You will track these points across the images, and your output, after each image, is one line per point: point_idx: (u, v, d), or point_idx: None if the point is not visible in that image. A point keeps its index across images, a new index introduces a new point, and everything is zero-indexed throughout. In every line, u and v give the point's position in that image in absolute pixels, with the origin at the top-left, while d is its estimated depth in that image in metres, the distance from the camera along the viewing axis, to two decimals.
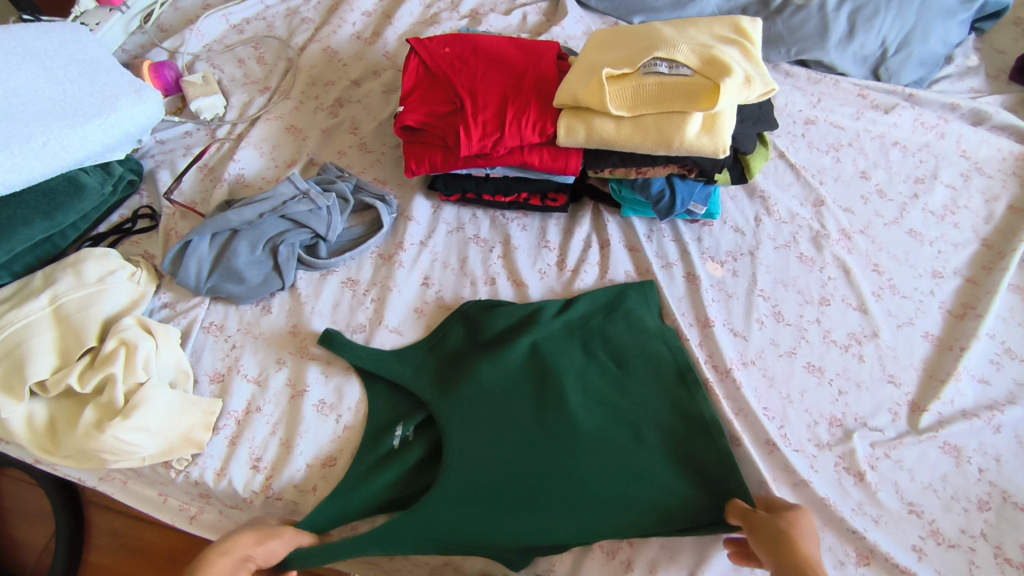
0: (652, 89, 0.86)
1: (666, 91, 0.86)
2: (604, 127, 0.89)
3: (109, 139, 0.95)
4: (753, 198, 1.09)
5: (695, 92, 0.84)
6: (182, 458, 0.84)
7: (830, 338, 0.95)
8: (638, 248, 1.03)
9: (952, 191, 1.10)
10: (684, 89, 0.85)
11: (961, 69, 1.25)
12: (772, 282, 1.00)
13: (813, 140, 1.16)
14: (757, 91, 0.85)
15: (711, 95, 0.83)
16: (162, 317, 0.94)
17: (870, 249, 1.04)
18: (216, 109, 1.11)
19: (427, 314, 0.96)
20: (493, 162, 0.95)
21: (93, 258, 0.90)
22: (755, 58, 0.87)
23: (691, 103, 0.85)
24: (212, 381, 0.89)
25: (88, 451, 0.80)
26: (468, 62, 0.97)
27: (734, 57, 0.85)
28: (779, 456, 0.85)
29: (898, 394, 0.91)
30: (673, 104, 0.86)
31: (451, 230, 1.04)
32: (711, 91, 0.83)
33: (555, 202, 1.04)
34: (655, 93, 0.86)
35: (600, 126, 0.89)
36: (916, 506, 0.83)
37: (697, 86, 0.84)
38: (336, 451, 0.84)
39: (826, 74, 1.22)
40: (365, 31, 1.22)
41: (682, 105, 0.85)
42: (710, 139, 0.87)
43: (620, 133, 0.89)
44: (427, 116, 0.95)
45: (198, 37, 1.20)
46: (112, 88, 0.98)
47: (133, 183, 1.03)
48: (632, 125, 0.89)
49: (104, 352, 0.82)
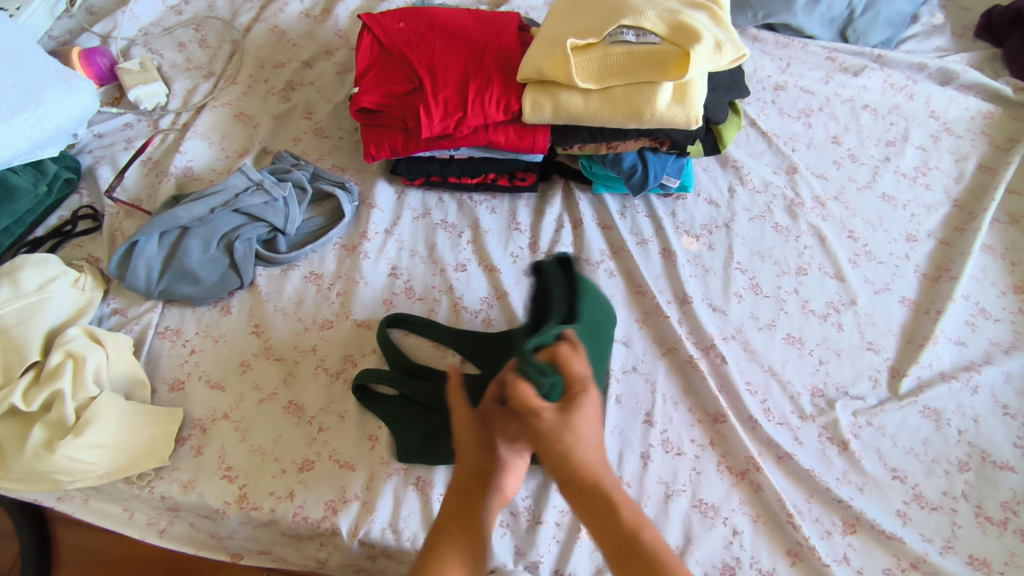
0: (620, 58, 0.82)
1: (633, 61, 0.82)
2: (571, 101, 0.85)
3: (38, 135, 0.89)
4: (726, 168, 1.06)
5: (664, 60, 0.81)
6: (145, 473, 0.78)
7: (808, 309, 0.94)
8: (611, 226, 1.00)
9: (923, 152, 1.09)
10: (654, 57, 0.81)
11: (928, 27, 1.23)
12: (748, 254, 0.98)
13: (784, 107, 1.13)
14: (728, 57, 0.82)
15: (683, 64, 0.80)
16: (112, 325, 0.87)
17: (844, 215, 1.03)
18: (157, 97, 1.03)
19: (396, 305, 0.91)
20: (457, 143, 0.91)
21: (30, 265, 0.83)
22: (726, 24, 0.83)
23: (661, 72, 0.81)
24: (172, 389, 0.84)
25: (38, 473, 0.74)
26: (424, 37, 0.92)
27: (704, 22, 0.81)
28: (762, 432, 0.85)
29: (878, 360, 0.91)
30: (642, 73, 0.82)
31: (417, 216, 0.99)
32: (683, 59, 0.79)
33: (524, 181, 1.01)
34: (623, 63, 0.83)
35: (568, 100, 0.85)
36: (900, 471, 0.83)
37: (665, 54, 0.80)
38: (314, 454, 0.81)
39: (794, 38, 1.19)
40: (314, 8, 1.15)
41: (653, 74, 0.82)
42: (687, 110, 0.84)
43: (589, 107, 0.86)
44: (384, 97, 0.89)
45: (131, 20, 1.11)
46: (39, 78, 0.91)
47: (71, 181, 0.96)
48: (601, 98, 0.85)
49: (49, 366, 0.77)
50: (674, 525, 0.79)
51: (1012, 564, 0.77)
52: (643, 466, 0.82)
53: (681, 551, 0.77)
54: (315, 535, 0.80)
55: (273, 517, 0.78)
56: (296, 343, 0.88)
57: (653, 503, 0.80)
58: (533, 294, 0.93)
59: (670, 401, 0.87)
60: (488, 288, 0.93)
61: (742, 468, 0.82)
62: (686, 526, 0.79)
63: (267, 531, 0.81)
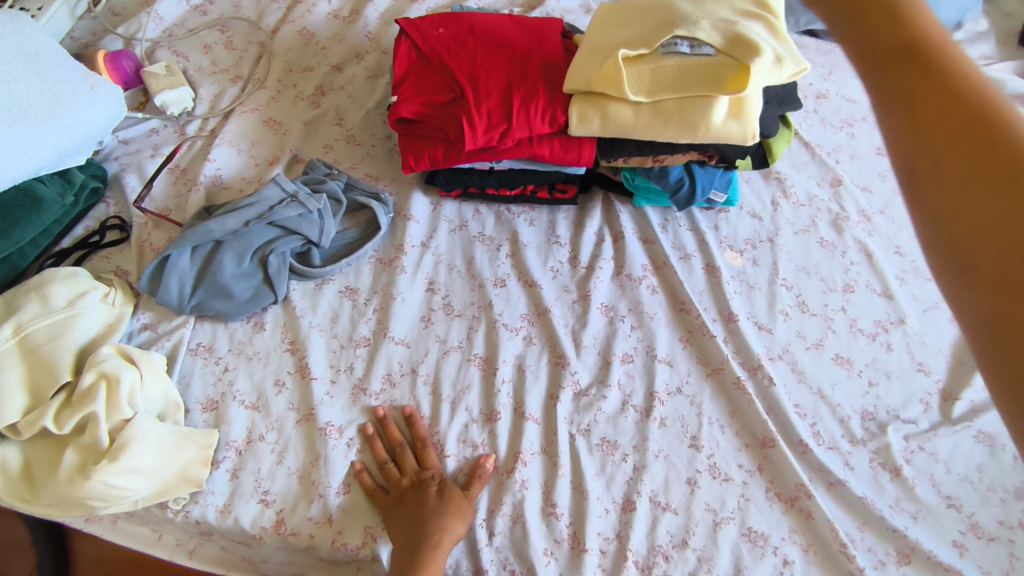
0: (672, 71, 0.79)
1: (687, 75, 0.78)
2: (621, 114, 0.82)
3: (66, 144, 0.86)
4: (768, 181, 1.03)
5: (719, 76, 0.77)
6: (180, 498, 0.76)
7: (856, 328, 0.92)
8: (653, 240, 0.97)
9: None
10: (709, 71, 0.77)
11: (973, 34, 1.19)
12: (794, 270, 0.96)
13: (826, 116, 1.10)
14: (789, 70, 0.77)
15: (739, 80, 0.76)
16: (143, 341, 0.84)
17: (890, 230, 1.00)
18: (184, 102, 1.00)
19: (434, 322, 0.88)
20: (499, 156, 0.88)
21: (60, 279, 0.80)
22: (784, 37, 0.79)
23: (718, 88, 0.77)
24: (206, 409, 0.81)
25: (73, 499, 0.72)
26: (465, 44, 0.88)
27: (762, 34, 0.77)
28: (812, 457, 0.82)
29: (929, 382, 0.88)
30: (697, 88, 0.78)
31: (453, 228, 0.96)
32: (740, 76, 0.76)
33: (564, 193, 0.98)
34: (675, 76, 0.79)
35: (616, 112, 0.82)
36: (955, 499, 0.81)
37: (722, 69, 0.76)
38: (351, 476, 0.78)
39: (836, 44, 1.16)
40: (343, 9, 1.11)
41: (707, 89, 0.78)
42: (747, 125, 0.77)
43: (639, 121, 0.83)
44: (424, 107, 0.86)
45: (156, 21, 1.08)
46: (65, 84, 0.87)
47: (97, 191, 0.92)
48: (652, 111, 0.82)
49: (82, 388, 0.74)
50: (722, 554, 0.76)
51: None
52: (690, 492, 0.79)
53: None
54: (353, 560, 0.78)
55: (312, 543, 0.76)
56: (333, 361, 0.85)
57: (701, 530, 0.77)
58: (574, 311, 0.90)
59: (716, 425, 0.84)
60: (528, 305, 0.90)
61: (791, 495, 0.80)
62: (736, 555, 0.76)
63: (304, 555, 0.79)
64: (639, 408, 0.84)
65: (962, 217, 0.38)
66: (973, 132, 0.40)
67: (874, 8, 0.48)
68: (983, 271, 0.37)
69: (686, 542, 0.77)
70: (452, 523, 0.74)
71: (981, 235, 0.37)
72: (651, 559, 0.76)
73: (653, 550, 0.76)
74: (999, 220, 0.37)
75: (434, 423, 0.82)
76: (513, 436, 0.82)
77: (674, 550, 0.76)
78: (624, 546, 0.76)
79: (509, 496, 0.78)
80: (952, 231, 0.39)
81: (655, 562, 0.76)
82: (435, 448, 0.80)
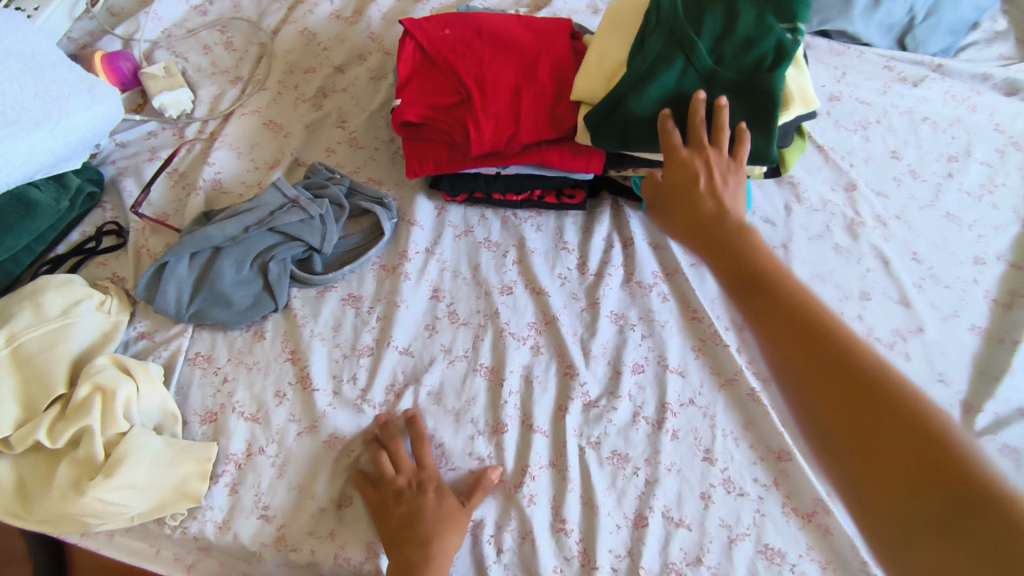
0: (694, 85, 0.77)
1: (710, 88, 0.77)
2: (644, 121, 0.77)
3: (61, 147, 0.83)
4: (781, 185, 1.01)
5: (744, 90, 0.76)
6: (177, 513, 0.74)
7: (873, 337, 0.89)
8: (663, 246, 0.94)
9: (988, 169, 1.04)
10: (735, 84, 0.76)
11: (989, 34, 1.16)
12: (809, 277, 0.93)
13: (839, 119, 1.08)
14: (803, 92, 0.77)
15: (768, 98, 0.74)
16: (140, 350, 0.82)
17: (906, 236, 0.98)
18: (183, 104, 0.98)
19: (439, 331, 0.86)
20: (506, 160, 0.86)
21: (54, 287, 0.78)
22: (800, 68, 0.80)
23: (744, 101, 0.76)
24: (204, 421, 0.79)
25: (66, 515, 0.69)
26: (472, 46, 0.86)
27: (790, 55, 0.76)
28: None
29: (949, 393, 0.86)
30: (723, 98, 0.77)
31: (459, 234, 0.94)
32: (770, 93, 0.74)
33: (572, 199, 0.96)
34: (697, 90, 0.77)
35: (635, 110, 0.77)
36: None
37: (747, 83, 0.75)
38: (354, 491, 0.76)
39: (849, 45, 1.14)
40: (345, 9, 1.09)
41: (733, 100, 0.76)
42: (767, 144, 0.75)
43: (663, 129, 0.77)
44: (430, 110, 0.84)
45: (154, 21, 1.05)
46: (60, 86, 0.85)
47: (93, 195, 0.90)
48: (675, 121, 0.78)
49: (75, 400, 0.72)
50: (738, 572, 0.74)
51: None
52: (704, 507, 0.77)
53: None
54: None
55: (314, 560, 0.73)
56: (335, 371, 0.82)
57: (716, 547, 0.75)
58: (583, 319, 0.88)
59: (731, 437, 0.82)
60: (536, 313, 0.88)
61: (808, 510, 0.77)
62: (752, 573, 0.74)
63: None
64: (651, 420, 0.82)
65: (886, 491, 0.46)
66: (873, 403, 0.48)
67: (719, 248, 0.66)
68: (879, 490, 0.46)
69: (700, 559, 0.74)
70: (449, 532, 0.71)
71: (872, 448, 0.47)
72: None
73: (667, 568, 0.74)
74: (964, 497, 0.43)
75: (440, 435, 0.79)
76: (521, 450, 0.79)
77: (688, 567, 0.74)
78: (637, 564, 0.74)
79: (517, 512, 0.76)
80: (855, 455, 0.48)
81: None
82: (441, 462, 0.78)
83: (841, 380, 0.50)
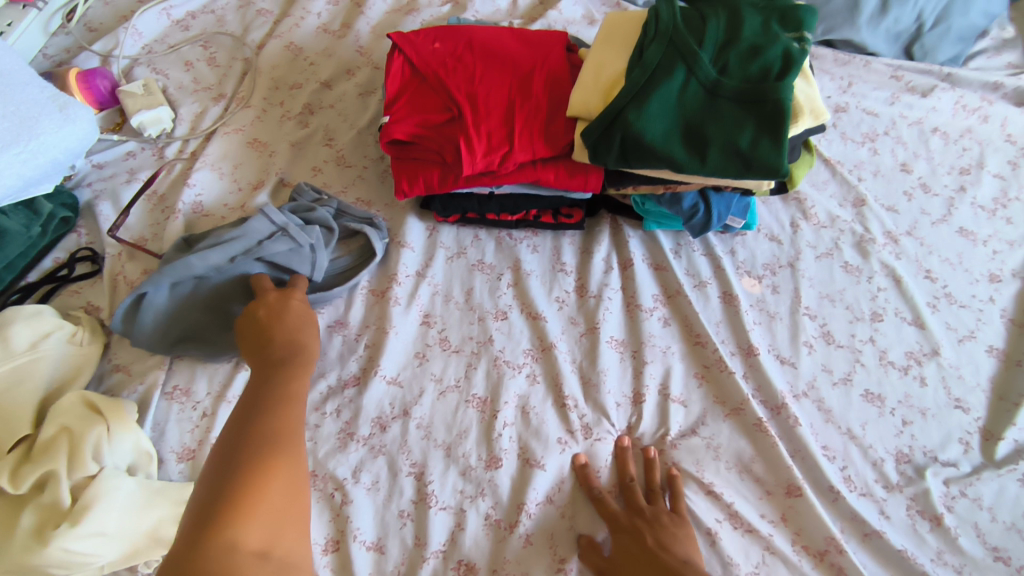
0: (699, 96, 0.73)
1: (716, 100, 0.72)
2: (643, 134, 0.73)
3: (31, 171, 0.80)
4: (787, 201, 0.97)
5: (753, 101, 0.71)
6: (151, 561, 0.69)
7: (886, 360, 0.85)
8: (665, 267, 0.90)
9: (1001, 181, 1.00)
10: (742, 95, 0.71)
11: (999, 41, 1.13)
12: (817, 298, 0.89)
13: (846, 131, 1.04)
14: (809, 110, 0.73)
15: (778, 109, 0.70)
16: (114, 384, 0.78)
17: (919, 253, 0.94)
18: (162, 123, 0.94)
19: (430, 359, 0.82)
20: (499, 180, 0.82)
21: (22, 319, 0.74)
22: (808, 78, 0.75)
23: (752, 115, 0.71)
24: (181, 459, 0.74)
25: (25, 571, 0.63)
26: (463, 60, 0.82)
27: (798, 63, 0.72)
28: (845, 505, 0.75)
29: (968, 420, 0.82)
30: (728, 110, 0.72)
31: (451, 256, 0.89)
32: (778, 103, 0.70)
33: (569, 218, 0.91)
34: (703, 101, 0.73)
35: (636, 121, 0.72)
36: (1002, 551, 0.74)
37: (754, 95, 0.71)
38: (340, 533, 0.72)
39: (854, 54, 1.10)
40: (333, 23, 1.06)
41: (740, 112, 0.72)
42: (776, 158, 0.71)
43: (664, 144, 0.73)
44: (420, 128, 0.80)
45: (134, 37, 1.01)
46: (30, 106, 0.81)
47: (67, 220, 0.86)
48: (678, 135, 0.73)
49: (42, 443, 0.68)
50: None
51: None
52: (712, 545, 0.72)
53: None
54: None
55: None
56: (324, 403, 0.78)
57: None
58: (581, 345, 0.83)
59: (739, 470, 0.77)
60: (532, 339, 0.83)
61: (821, 548, 0.73)
62: None
63: None
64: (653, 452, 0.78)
65: None
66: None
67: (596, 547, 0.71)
68: None
69: None
70: (310, 340, 0.74)
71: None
72: None
73: None
74: None
75: (430, 472, 0.75)
76: (517, 486, 0.75)
77: None
78: None
79: (512, 553, 0.71)
80: None
81: None
82: (431, 500, 0.73)
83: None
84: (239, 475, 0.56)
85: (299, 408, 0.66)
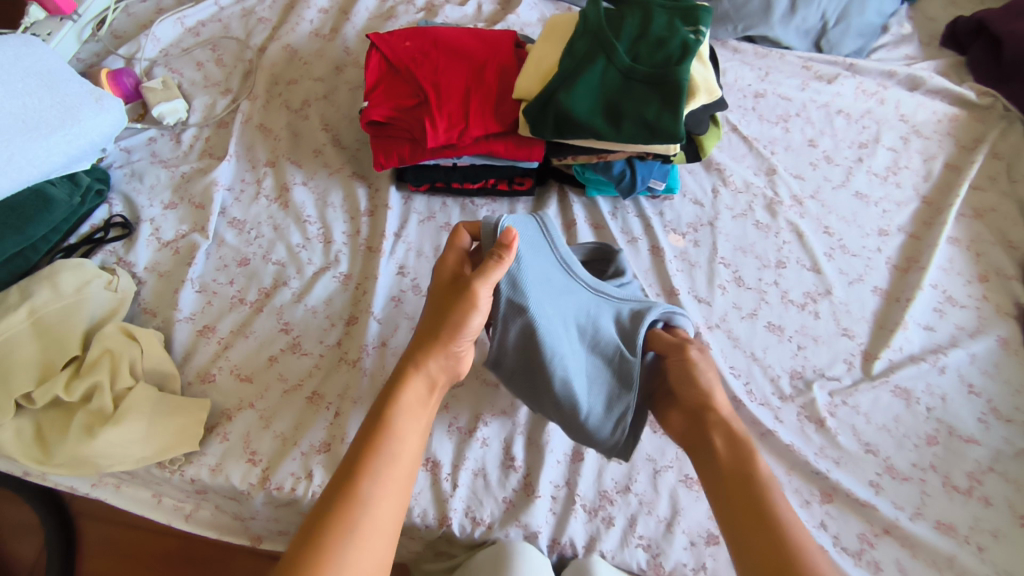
0: (616, 80, 0.90)
1: (629, 82, 0.90)
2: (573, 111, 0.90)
3: (73, 150, 0.97)
4: (709, 171, 1.14)
5: (658, 81, 0.88)
6: (177, 458, 0.85)
7: (787, 299, 1.02)
8: (603, 226, 1.07)
9: (893, 153, 1.17)
10: (649, 77, 0.88)
11: (897, 37, 1.30)
12: (732, 249, 1.06)
13: (763, 113, 1.21)
14: (704, 88, 0.90)
15: (677, 87, 0.87)
16: (144, 322, 0.95)
17: (821, 213, 1.11)
18: (178, 113, 1.11)
19: (404, 301, 0.98)
20: (460, 152, 0.99)
21: (69, 269, 0.90)
22: (704, 63, 0.93)
23: (658, 92, 0.88)
24: (200, 381, 0.91)
25: (81, 459, 0.80)
26: (429, 55, 1.00)
27: (693, 51, 0.89)
28: (745, 411, 0.91)
29: (852, 344, 0.98)
30: (639, 90, 0.89)
31: (422, 220, 1.06)
32: (677, 83, 0.87)
33: (521, 186, 1.07)
34: (619, 84, 0.90)
35: (565, 100, 0.89)
36: (872, 445, 0.90)
37: (658, 76, 0.88)
38: (329, 437, 0.87)
39: (772, 48, 1.27)
40: (324, 28, 1.23)
41: (648, 91, 0.89)
42: (677, 128, 0.87)
43: (589, 119, 0.90)
44: (393, 110, 0.97)
45: (153, 42, 1.19)
46: (72, 98, 0.99)
47: (101, 192, 1.03)
48: (601, 111, 0.90)
49: (88, 361, 0.84)
50: (663, 498, 0.86)
51: (975, 527, 0.84)
52: None
53: (668, 521, 0.85)
54: None
55: (294, 496, 0.83)
56: (321, 337, 0.95)
57: (643, 478, 0.88)
58: None
59: None
60: None
61: None
62: (674, 498, 0.87)
63: (288, 511, 0.87)
64: None
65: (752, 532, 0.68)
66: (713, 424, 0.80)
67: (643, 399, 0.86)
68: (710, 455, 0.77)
69: (629, 487, 0.87)
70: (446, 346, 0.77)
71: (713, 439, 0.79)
72: (598, 502, 0.86)
73: (601, 496, 0.86)
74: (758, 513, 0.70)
75: None
76: (477, 400, 0.92)
77: (619, 494, 0.87)
78: (573, 491, 0.86)
79: (471, 451, 0.88)
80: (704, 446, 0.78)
81: (601, 505, 0.86)
82: None
83: (743, 486, 0.74)
84: (346, 485, 0.65)
85: (406, 421, 0.72)
